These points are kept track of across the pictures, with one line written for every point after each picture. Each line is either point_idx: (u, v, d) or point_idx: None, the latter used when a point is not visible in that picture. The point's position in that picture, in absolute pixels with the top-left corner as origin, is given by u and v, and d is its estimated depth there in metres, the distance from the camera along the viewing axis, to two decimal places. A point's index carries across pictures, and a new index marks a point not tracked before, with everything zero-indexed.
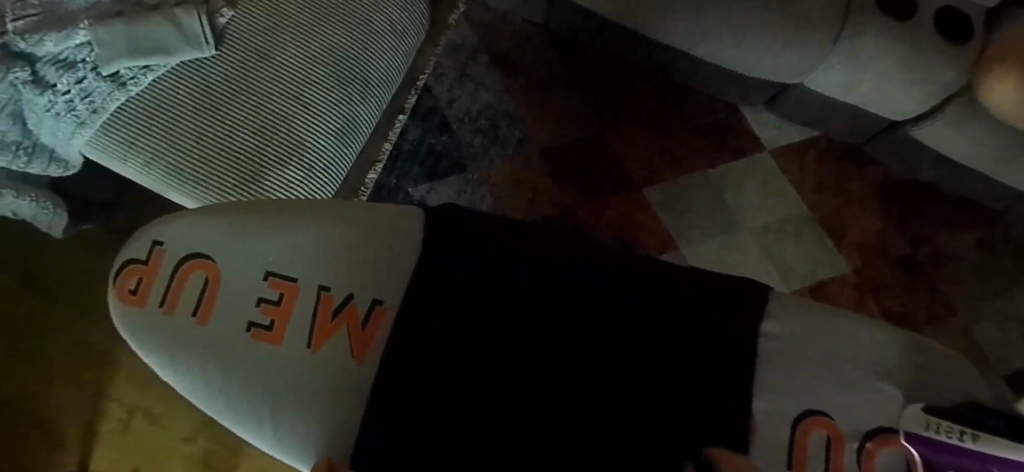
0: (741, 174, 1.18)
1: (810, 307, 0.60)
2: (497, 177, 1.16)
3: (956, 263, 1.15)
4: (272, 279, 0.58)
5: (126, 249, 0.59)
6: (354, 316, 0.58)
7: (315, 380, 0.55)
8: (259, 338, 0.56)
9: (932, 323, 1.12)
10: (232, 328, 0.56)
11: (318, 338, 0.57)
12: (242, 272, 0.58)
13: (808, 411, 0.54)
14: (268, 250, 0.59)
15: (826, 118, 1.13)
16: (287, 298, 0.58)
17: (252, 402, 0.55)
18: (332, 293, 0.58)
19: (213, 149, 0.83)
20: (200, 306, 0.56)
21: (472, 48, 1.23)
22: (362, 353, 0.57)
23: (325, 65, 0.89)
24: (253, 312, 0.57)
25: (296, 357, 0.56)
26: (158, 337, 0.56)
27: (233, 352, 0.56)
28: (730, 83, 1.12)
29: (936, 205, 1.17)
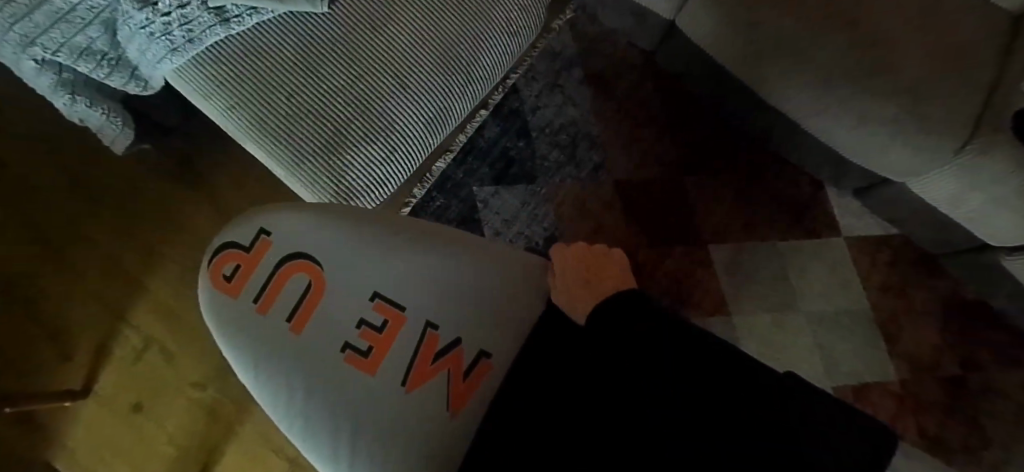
0: (809, 255, 1.14)
1: None
2: (565, 197, 1.13)
3: (1009, 399, 1.09)
4: (378, 301, 0.50)
5: (224, 232, 0.48)
6: (455, 362, 0.52)
7: (398, 416, 0.47)
8: (354, 362, 0.47)
9: (969, 455, 1.07)
10: (327, 344, 0.47)
11: (414, 379, 0.49)
12: (347, 283, 0.50)
13: None
14: (379, 268, 0.51)
15: (913, 221, 1.09)
16: (390, 326, 0.50)
17: (336, 427, 0.45)
18: (439, 333, 0.52)
19: (301, 110, 0.79)
20: (297, 311, 0.47)
21: (569, 59, 1.19)
22: (458, 405, 0.50)
23: (433, 49, 0.85)
24: (351, 334, 0.48)
25: (387, 391, 0.48)
26: (241, 337, 0.45)
27: (322, 371, 0.46)
28: (826, 162, 1.08)
29: (1001, 334, 1.12)
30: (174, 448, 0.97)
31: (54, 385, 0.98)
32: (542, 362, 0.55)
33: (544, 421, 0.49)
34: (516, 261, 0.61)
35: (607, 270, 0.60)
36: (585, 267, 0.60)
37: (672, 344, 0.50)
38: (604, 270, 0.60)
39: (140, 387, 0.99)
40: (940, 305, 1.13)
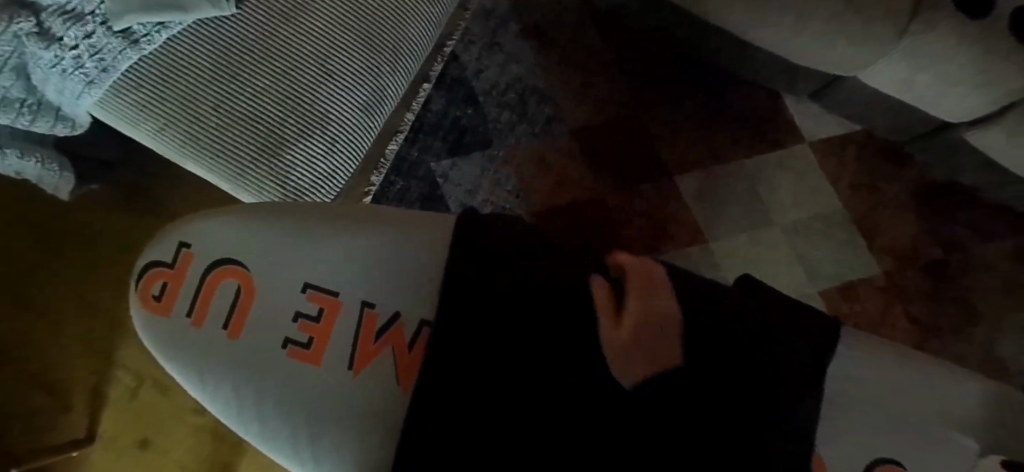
0: (776, 168, 1.14)
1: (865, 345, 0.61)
2: (523, 156, 1.12)
3: (987, 273, 1.12)
4: (311, 292, 0.59)
5: (150, 251, 0.59)
6: (398, 336, 0.58)
7: (349, 397, 0.56)
8: (295, 355, 0.57)
9: (956, 333, 1.10)
10: (267, 343, 0.57)
11: (359, 361, 0.57)
12: (279, 284, 0.59)
13: (878, 460, 0.57)
14: (306, 263, 0.59)
15: (871, 116, 1.08)
16: (326, 313, 0.59)
17: (289, 418, 0.56)
18: (377, 310, 0.59)
19: (231, 119, 0.78)
20: (230, 319, 0.57)
21: (503, 16, 1.15)
22: (408, 382, 0.57)
23: (355, 31, 0.83)
24: (291, 328, 0.58)
25: (333, 376, 0.57)
26: (190, 351, 0.56)
27: (268, 367, 0.56)
28: (777, 72, 1.07)
29: (974, 211, 1.13)
30: None
31: (59, 436, 0.99)
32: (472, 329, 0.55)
33: (482, 390, 0.53)
34: (455, 222, 0.62)
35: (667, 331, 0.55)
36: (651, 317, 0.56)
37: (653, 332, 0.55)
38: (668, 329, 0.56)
39: (136, 423, 1.00)
40: (912, 193, 1.14)
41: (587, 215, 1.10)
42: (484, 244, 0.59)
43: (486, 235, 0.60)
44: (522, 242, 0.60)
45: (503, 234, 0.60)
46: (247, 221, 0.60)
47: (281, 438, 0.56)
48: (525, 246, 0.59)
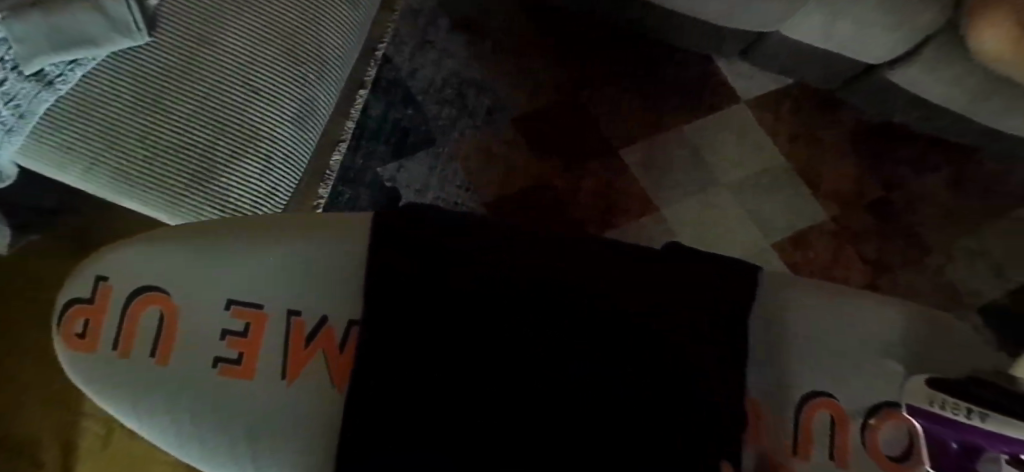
0: (717, 130, 1.16)
1: (796, 284, 0.65)
2: (468, 150, 1.12)
3: (928, 203, 1.17)
4: (234, 307, 0.60)
5: (69, 287, 0.59)
6: (328, 339, 0.60)
7: (285, 406, 0.58)
8: (228, 372, 0.58)
9: (907, 265, 1.15)
10: (197, 364, 0.58)
11: (292, 369, 0.59)
12: (204, 303, 0.60)
13: (814, 391, 0.61)
14: (230, 280, 0.61)
15: (800, 67, 1.11)
16: (254, 327, 0.60)
17: (226, 435, 0.57)
18: (303, 318, 0.60)
19: (160, 149, 0.77)
20: (156, 345, 0.58)
21: (431, 13, 1.15)
22: (341, 381, 0.59)
23: (276, 45, 0.82)
24: (218, 347, 0.58)
25: (267, 387, 0.58)
26: (118, 382, 0.57)
27: (200, 387, 0.57)
28: (705, 36, 1.08)
29: (908, 145, 1.17)
30: None
31: None
32: (429, 325, 0.57)
33: (441, 385, 0.55)
34: (384, 220, 0.64)
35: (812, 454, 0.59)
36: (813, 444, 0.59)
37: (639, 334, 0.58)
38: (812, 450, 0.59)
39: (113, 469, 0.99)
40: (850, 137, 1.17)
41: (537, 199, 1.11)
42: (419, 235, 0.62)
43: (438, 225, 0.63)
44: (482, 238, 0.63)
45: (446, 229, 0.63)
46: (167, 246, 0.61)
47: (221, 455, 0.57)
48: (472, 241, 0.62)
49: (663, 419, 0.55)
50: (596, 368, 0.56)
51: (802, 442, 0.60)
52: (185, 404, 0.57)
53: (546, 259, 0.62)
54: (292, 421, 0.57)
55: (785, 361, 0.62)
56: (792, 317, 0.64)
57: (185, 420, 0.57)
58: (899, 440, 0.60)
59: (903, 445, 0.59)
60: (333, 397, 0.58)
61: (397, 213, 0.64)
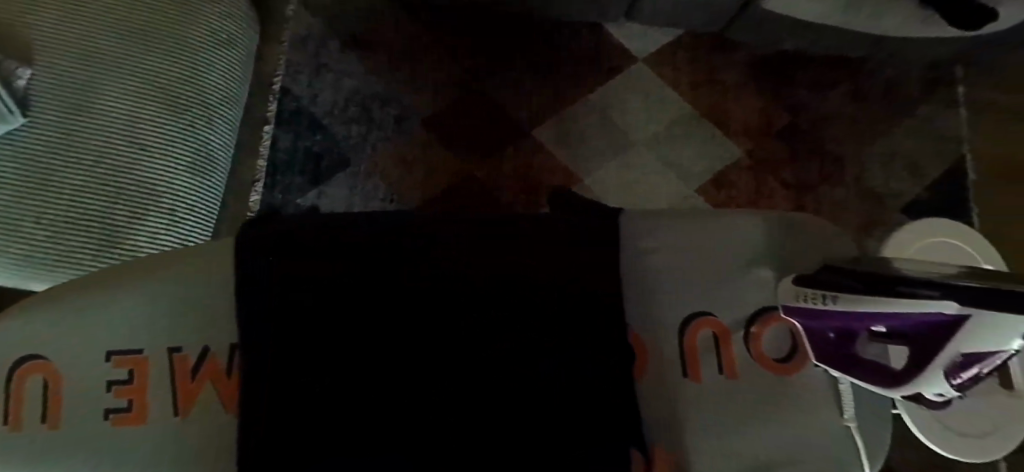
0: (621, 92, 1.19)
1: (680, 216, 0.68)
2: (383, 162, 1.13)
3: (834, 119, 1.21)
4: (115, 358, 0.61)
5: None
6: (213, 368, 0.62)
7: (183, 440, 0.60)
8: (120, 421, 0.60)
9: (827, 182, 1.18)
10: (89, 420, 0.60)
11: (184, 403, 0.61)
12: (83, 361, 0.61)
13: (697, 313, 0.66)
14: (107, 333, 0.62)
15: (683, 17, 1.14)
16: (137, 371, 0.61)
17: None
18: (185, 352, 0.62)
19: (58, 225, 0.76)
20: (45, 411, 0.59)
21: (320, 37, 1.16)
22: (233, 403, 0.62)
23: (156, 99, 0.82)
24: (106, 399, 0.60)
25: (162, 425, 0.60)
26: (13, 454, 0.58)
27: (96, 441, 0.59)
28: (586, 5, 1.11)
29: (805, 69, 1.21)
30: None
31: None
32: (403, 327, 0.60)
33: (423, 378, 0.59)
34: (284, 234, 0.64)
35: (696, 368, 0.64)
36: (702, 359, 0.64)
37: (609, 313, 0.64)
38: (697, 365, 0.64)
39: None
40: (749, 72, 1.21)
41: (460, 196, 1.12)
42: (335, 240, 0.64)
43: (366, 231, 0.64)
44: (438, 233, 0.65)
45: (387, 232, 0.64)
46: (37, 314, 0.61)
47: None
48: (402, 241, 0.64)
49: (629, 394, 0.62)
50: (564, 358, 0.60)
51: (689, 355, 0.65)
52: (84, 459, 0.59)
53: (517, 256, 0.64)
54: (186, 451, 0.60)
55: (669, 289, 0.66)
56: (679, 243, 0.67)
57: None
58: (778, 340, 0.65)
59: (785, 344, 0.65)
60: (227, 421, 0.61)
61: (317, 222, 0.65)
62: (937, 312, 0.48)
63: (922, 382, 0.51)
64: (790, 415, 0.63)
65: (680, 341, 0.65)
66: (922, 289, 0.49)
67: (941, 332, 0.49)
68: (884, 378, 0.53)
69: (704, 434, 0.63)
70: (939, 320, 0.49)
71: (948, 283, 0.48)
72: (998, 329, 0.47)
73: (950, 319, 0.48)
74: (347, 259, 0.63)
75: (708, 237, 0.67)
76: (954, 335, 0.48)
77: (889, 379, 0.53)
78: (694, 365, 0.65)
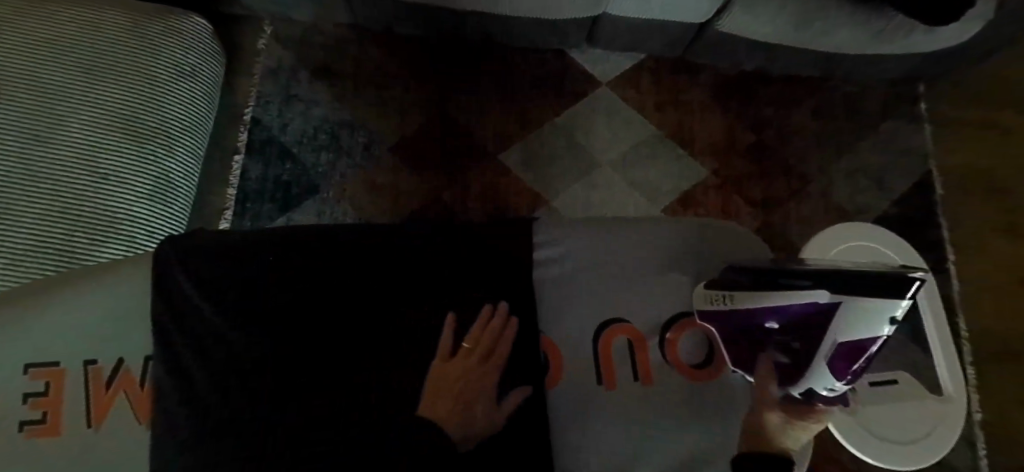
0: (586, 115, 1.21)
1: (609, 226, 0.76)
2: (352, 188, 1.15)
3: (799, 135, 1.22)
4: (32, 371, 0.67)
5: None
6: (127, 379, 0.67)
7: (93, 449, 0.64)
8: (34, 432, 0.65)
9: (794, 197, 1.19)
10: (6, 431, 0.64)
11: (97, 414, 0.65)
12: (3, 375, 0.66)
13: (615, 318, 0.72)
14: (28, 348, 0.67)
15: (642, 42, 1.17)
16: (53, 383, 0.66)
17: None
18: (100, 364, 0.67)
19: (15, 251, 0.77)
20: None
21: (291, 68, 1.20)
22: (144, 413, 0.66)
23: (117, 129, 0.85)
24: (22, 411, 0.65)
25: (74, 435, 0.65)
26: None
27: (12, 451, 0.64)
28: (545, 33, 1.14)
29: (766, 88, 1.24)
30: None
31: None
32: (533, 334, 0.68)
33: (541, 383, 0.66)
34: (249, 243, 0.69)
35: (610, 369, 0.70)
36: (616, 362, 0.71)
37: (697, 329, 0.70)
38: (611, 366, 0.70)
39: None
40: (711, 92, 1.23)
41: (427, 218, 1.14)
42: (307, 246, 0.69)
43: (349, 239, 0.70)
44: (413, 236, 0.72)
45: (380, 236, 0.71)
46: None
47: None
48: (382, 249, 0.70)
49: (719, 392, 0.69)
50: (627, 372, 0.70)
51: (603, 355, 0.71)
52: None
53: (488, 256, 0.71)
54: (98, 461, 0.64)
55: (597, 292, 0.73)
56: (608, 249, 0.75)
57: None
58: (689, 346, 0.72)
59: (703, 353, 0.72)
60: (139, 429, 0.65)
61: (287, 232, 0.71)
62: (813, 301, 0.58)
63: (813, 375, 0.60)
64: (712, 419, 0.69)
65: (596, 343, 0.71)
66: (797, 280, 0.60)
67: (819, 321, 0.59)
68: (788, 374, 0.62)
69: (630, 435, 0.68)
70: (815, 310, 0.59)
71: (815, 274, 0.59)
72: (862, 313, 0.56)
73: (825, 306, 0.58)
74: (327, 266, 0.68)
75: (627, 241, 0.75)
76: (829, 322, 0.58)
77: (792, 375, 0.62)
78: (606, 364, 0.70)
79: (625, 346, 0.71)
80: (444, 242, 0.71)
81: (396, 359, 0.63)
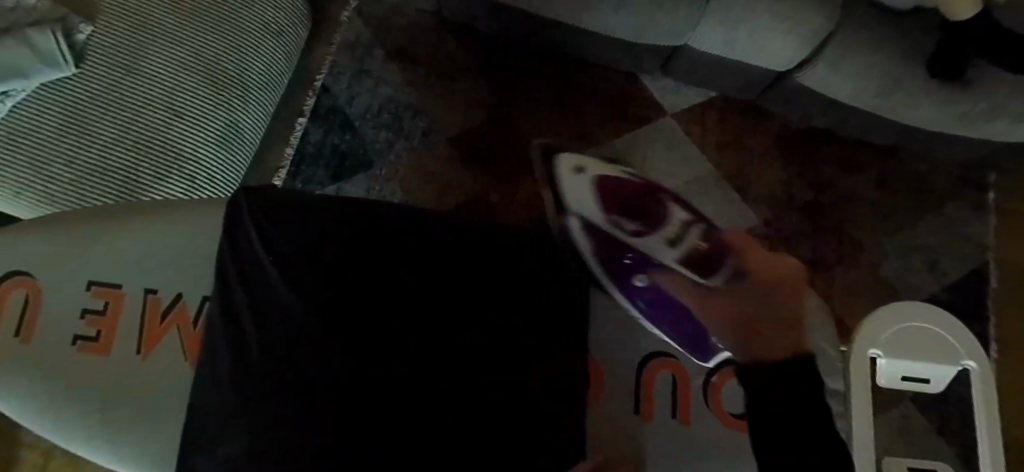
0: (646, 142, 1.21)
1: None
2: (404, 171, 1.16)
3: (858, 202, 1.20)
4: (96, 288, 0.68)
5: None
6: (182, 315, 0.67)
7: (139, 378, 0.64)
8: (85, 348, 0.65)
9: (843, 263, 1.17)
10: (61, 342, 0.65)
11: (147, 344, 0.65)
12: (67, 287, 0.67)
13: (657, 353, 0.70)
14: (96, 266, 0.69)
15: (717, 80, 1.16)
16: (112, 304, 0.67)
17: (82, 413, 0.63)
18: (159, 295, 0.68)
19: (86, 171, 0.80)
20: (21, 325, 0.65)
21: (368, 44, 1.22)
22: (194, 351, 0.65)
23: (199, 72, 0.87)
24: (79, 325, 0.66)
25: (123, 360, 0.65)
26: None
27: (62, 364, 0.64)
28: (622, 54, 1.14)
29: (833, 149, 1.22)
30: None
31: None
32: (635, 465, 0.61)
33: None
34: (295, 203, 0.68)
35: (650, 403, 0.67)
36: (659, 399, 0.68)
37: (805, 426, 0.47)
38: (651, 401, 0.67)
39: None
40: (776, 142, 1.22)
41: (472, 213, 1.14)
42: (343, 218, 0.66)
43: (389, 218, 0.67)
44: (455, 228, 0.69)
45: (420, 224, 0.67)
46: (40, 237, 0.70)
47: (78, 436, 0.63)
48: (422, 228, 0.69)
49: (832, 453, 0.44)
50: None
51: (643, 388, 0.68)
52: (45, 380, 0.63)
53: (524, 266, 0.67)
54: (139, 390, 0.63)
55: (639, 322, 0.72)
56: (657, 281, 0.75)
57: (43, 399, 0.63)
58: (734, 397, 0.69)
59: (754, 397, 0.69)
60: (184, 365, 0.64)
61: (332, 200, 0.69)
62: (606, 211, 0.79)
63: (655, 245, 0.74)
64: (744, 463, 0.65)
65: (640, 376, 0.69)
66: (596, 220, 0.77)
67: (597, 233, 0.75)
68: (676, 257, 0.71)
69: (662, 463, 0.64)
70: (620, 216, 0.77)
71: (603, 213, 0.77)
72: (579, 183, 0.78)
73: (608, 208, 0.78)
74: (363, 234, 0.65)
75: None
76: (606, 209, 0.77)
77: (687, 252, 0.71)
78: (647, 398, 0.67)
79: (668, 383, 0.68)
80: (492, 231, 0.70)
81: (403, 357, 0.55)
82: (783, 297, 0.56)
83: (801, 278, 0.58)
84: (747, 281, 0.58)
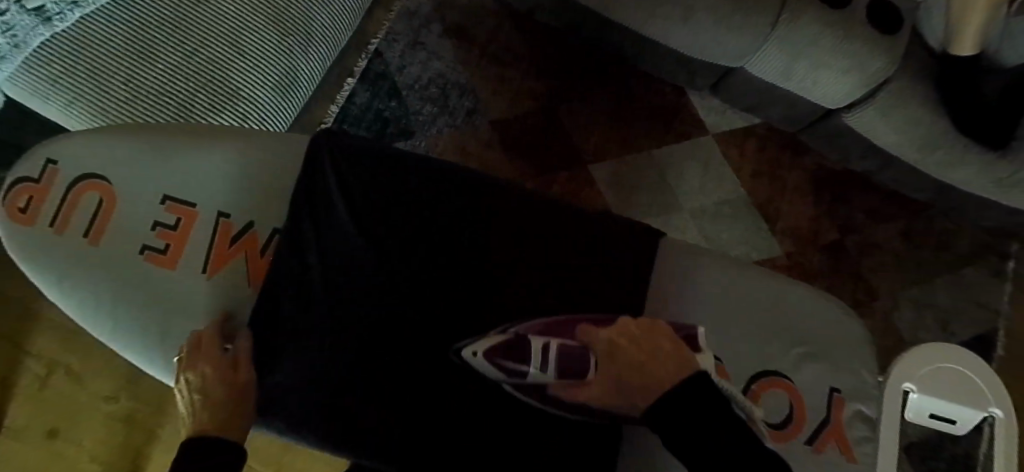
0: (684, 156, 1.21)
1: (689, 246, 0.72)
2: (444, 146, 1.16)
3: (879, 250, 1.21)
4: (170, 203, 0.69)
5: (21, 166, 0.69)
6: (251, 242, 0.68)
7: (201, 296, 0.67)
8: (154, 259, 0.67)
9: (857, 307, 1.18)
10: (133, 248, 0.67)
11: (214, 263, 0.67)
12: (142, 197, 0.69)
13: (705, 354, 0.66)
14: (169, 178, 0.69)
15: (765, 108, 1.17)
16: (184, 221, 0.68)
17: (142, 324, 0.66)
18: (231, 221, 0.69)
19: (143, 93, 0.80)
20: (92, 228, 0.67)
21: (426, 16, 1.22)
22: (257, 277, 0.68)
23: (266, 15, 0.88)
24: (148, 236, 0.68)
25: (192, 277, 0.67)
26: (66, 252, 0.67)
27: (133, 269, 0.67)
28: (676, 67, 1.15)
29: (865, 194, 1.23)
30: (97, 465, 0.98)
31: None
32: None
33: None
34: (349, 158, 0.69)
35: None
36: None
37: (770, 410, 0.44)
38: None
39: (54, 412, 0.99)
40: (810, 180, 1.23)
41: None
42: (400, 181, 0.69)
43: (438, 185, 0.69)
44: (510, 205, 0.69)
45: (473, 196, 0.69)
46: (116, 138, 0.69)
47: (135, 343, 0.66)
48: (469, 193, 0.69)
49: None
50: None
51: None
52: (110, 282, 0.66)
53: (567, 256, 0.68)
54: (199, 305, 0.66)
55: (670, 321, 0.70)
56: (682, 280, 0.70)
57: (108, 298, 0.66)
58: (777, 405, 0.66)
59: (815, 418, 0.66)
60: (248, 287, 0.67)
61: (388, 157, 0.70)
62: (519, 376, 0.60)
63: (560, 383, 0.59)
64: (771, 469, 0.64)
65: None
66: (527, 391, 0.61)
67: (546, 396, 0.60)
68: (566, 378, 0.58)
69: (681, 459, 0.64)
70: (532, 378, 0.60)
71: (518, 384, 0.60)
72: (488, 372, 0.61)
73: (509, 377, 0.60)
74: (416, 198, 0.68)
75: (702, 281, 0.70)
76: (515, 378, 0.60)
77: (563, 370, 0.58)
78: None
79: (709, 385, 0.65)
80: (543, 205, 0.70)
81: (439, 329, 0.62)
82: (648, 366, 0.50)
83: (660, 327, 0.54)
84: (633, 389, 0.51)
